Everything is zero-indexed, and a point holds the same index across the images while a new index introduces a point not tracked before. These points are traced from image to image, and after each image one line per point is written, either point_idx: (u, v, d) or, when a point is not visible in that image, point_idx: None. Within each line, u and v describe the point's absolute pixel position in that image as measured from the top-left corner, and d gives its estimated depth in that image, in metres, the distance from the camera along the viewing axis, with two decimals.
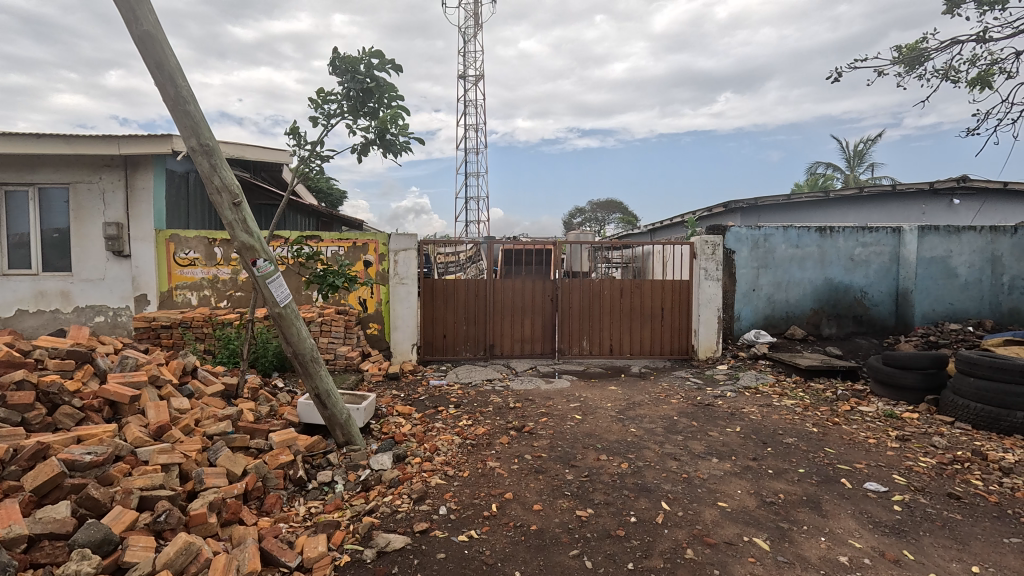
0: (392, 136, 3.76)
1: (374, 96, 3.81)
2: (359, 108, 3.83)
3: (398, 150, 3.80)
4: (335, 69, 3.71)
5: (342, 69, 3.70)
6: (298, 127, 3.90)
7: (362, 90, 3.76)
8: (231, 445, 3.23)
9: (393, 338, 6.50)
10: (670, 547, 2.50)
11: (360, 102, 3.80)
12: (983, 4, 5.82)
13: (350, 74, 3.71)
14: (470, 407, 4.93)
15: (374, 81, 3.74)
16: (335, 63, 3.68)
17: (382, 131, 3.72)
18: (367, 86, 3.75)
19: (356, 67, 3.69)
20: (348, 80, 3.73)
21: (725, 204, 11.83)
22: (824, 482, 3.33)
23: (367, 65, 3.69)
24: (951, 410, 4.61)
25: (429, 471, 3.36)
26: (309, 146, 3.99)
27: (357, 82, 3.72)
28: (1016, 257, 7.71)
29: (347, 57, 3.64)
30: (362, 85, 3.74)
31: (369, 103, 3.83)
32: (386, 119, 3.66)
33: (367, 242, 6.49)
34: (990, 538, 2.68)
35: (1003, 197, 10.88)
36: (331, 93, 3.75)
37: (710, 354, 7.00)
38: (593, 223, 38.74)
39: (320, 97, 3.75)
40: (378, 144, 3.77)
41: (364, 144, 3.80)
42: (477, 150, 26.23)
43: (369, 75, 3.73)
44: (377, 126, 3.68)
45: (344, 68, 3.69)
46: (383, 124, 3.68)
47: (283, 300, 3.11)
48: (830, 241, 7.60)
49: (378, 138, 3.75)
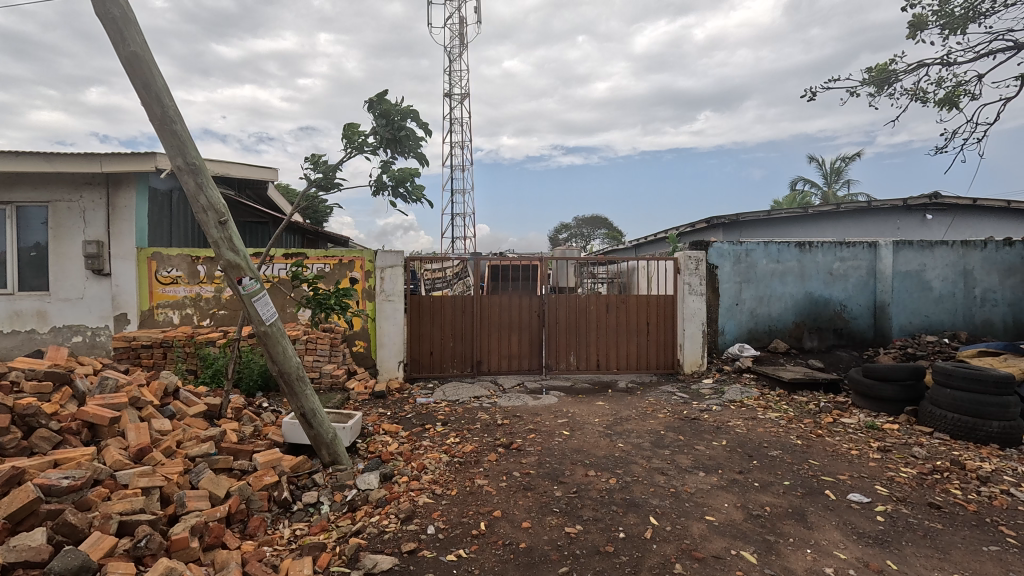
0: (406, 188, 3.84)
1: (399, 147, 3.87)
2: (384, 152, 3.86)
3: (408, 201, 3.88)
4: (371, 110, 3.75)
5: (379, 112, 3.75)
6: (321, 156, 3.95)
7: (392, 138, 3.80)
8: (214, 467, 3.17)
9: (379, 356, 6.46)
10: (659, 562, 2.50)
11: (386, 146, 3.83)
12: (945, 29, 6.09)
13: (384, 119, 3.76)
14: (457, 425, 4.89)
15: (406, 135, 3.81)
16: (373, 104, 3.72)
17: (397, 180, 3.77)
18: (398, 136, 3.81)
19: (392, 115, 3.76)
20: (381, 124, 3.76)
21: (708, 220, 12.05)
22: (809, 494, 3.37)
23: (403, 118, 3.77)
24: (929, 420, 4.70)
25: (416, 490, 3.33)
26: (326, 172, 4.01)
27: (389, 129, 3.77)
28: (988, 270, 7.96)
29: (387, 104, 3.71)
30: (393, 134, 3.80)
31: (394, 150, 3.88)
32: (407, 173, 3.74)
33: (353, 259, 6.48)
34: (970, 546, 2.73)
35: (974, 213, 11.29)
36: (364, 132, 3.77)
37: (695, 368, 7.10)
38: (579, 239, 39.06)
39: (352, 133, 3.77)
40: (391, 191, 3.81)
41: (377, 185, 3.81)
42: (462, 168, 26.40)
43: (403, 127, 3.80)
44: (395, 174, 3.74)
45: (381, 112, 3.74)
46: (401, 176, 3.75)
47: (268, 318, 3.08)
48: (809, 256, 7.77)
49: (392, 186, 3.80)
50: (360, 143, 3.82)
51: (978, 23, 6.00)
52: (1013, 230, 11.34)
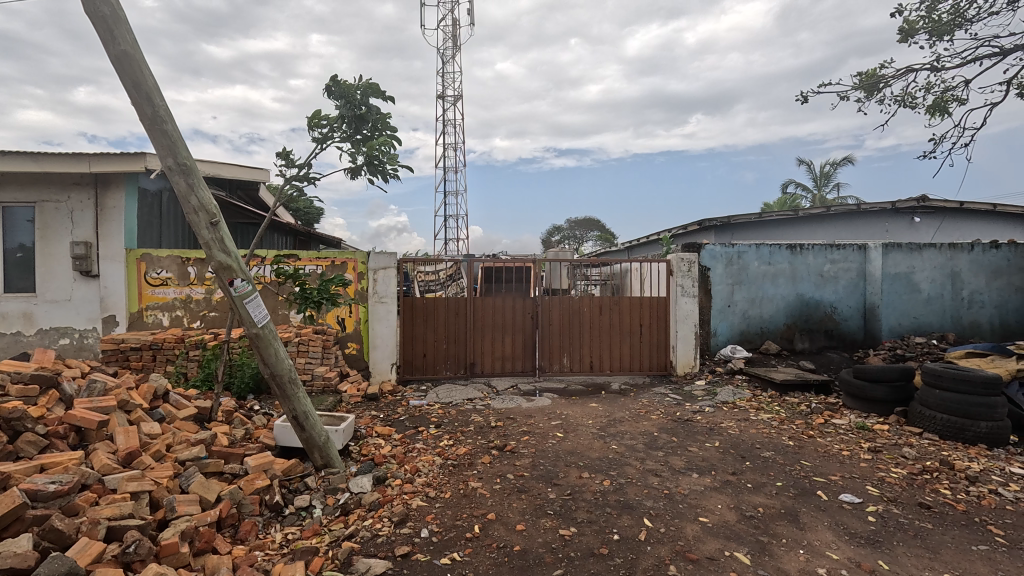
0: (380, 163, 3.78)
1: (364, 123, 3.85)
2: (351, 134, 3.83)
3: (385, 177, 3.82)
4: (330, 94, 3.75)
5: (337, 94, 3.74)
6: (290, 151, 3.91)
7: (354, 117, 3.78)
8: (204, 471, 3.13)
9: (372, 358, 6.42)
10: (653, 564, 2.50)
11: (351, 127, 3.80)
12: (932, 35, 6.17)
13: (344, 100, 3.75)
14: (451, 427, 4.87)
15: (368, 111, 3.79)
16: (330, 87, 3.72)
17: (371, 158, 3.74)
18: (360, 113, 3.79)
19: (350, 94, 3.73)
20: (341, 105, 3.75)
21: (700, 222, 12.17)
22: (801, 494, 3.39)
23: (362, 93, 3.74)
24: (919, 421, 4.76)
25: (410, 493, 3.31)
26: (298, 167, 3.97)
27: (350, 109, 3.75)
28: (975, 272, 8.07)
29: (343, 83, 3.69)
30: (355, 112, 3.78)
31: (360, 130, 3.86)
32: (377, 146, 3.68)
33: (345, 260, 6.45)
34: (960, 546, 2.76)
35: (960, 215, 11.47)
36: (326, 117, 3.76)
37: (688, 369, 7.12)
38: (572, 241, 39.14)
39: (315, 119, 3.76)
40: (366, 169, 3.77)
41: (352, 168, 3.78)
42: (456, 170, 26.35)
43: (363, 102, 3.77)
44: (368, 153, 3.71)
45: (340, 93, 3.72)
46: (373, 152, 3.70)
47: (260, 320, 3.05)
48: (800, 258, 7.84)
49: (367, 163, 3.76)
50: (326, 130, 3.81)
51: (965, 30, 6.09)
52: (1002, 232, 11.47)
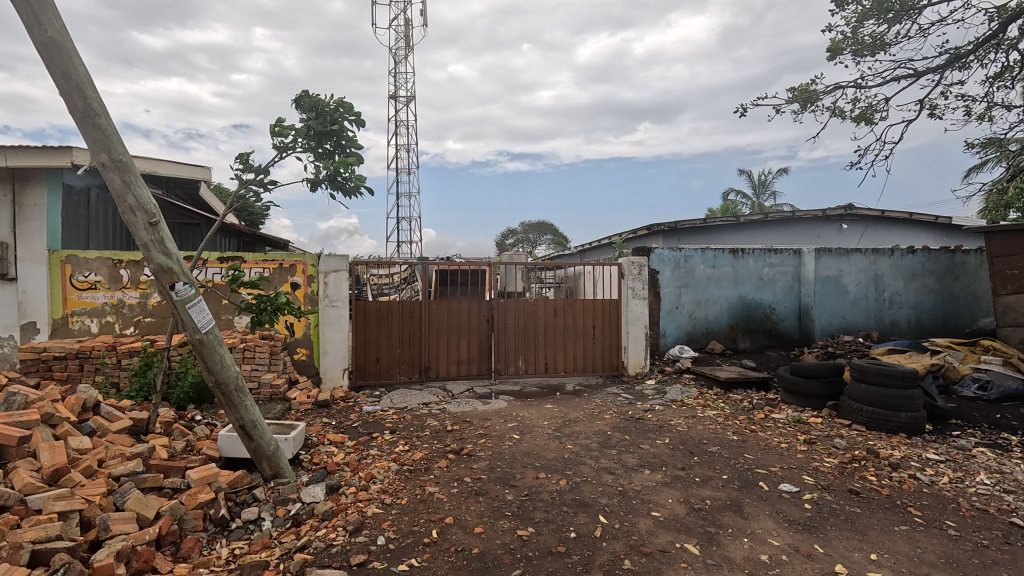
0: (343, 179, 3.67)
1: (331, 140, 3.75)
2: (315, 147, 3.72)
3: (347, 194, 3.72)
4: (300, 106, 3.66)
5: (307, 107, 3.66)
6: (248, 155, 3.75)
7: (322, 132, 3.69)
8: (142, 486, 2.95)
9: (323, 363, 6.25)
10: (609, 559, 2.57)
11: (316, 141, 3.69)
12: (858, 55, 6.67)
13: (314, 113, 3.67)
14: (406, 432, 4.80)
15: (337, 128, 3.71)
16: (300, 99, 3.63)
17: (333, 171, 3.63)
18: (329, 130, 3.71)
19: (321, 109, 3.66)
20: (311, 118, 3.66)
21: (649, 227, 12.58)
22: (745, 486, 3.57)
23: (334, 111, 3.68)
24: (848, 413, 5.12)
25: (365, 501, 3.24)
26: (255, 172, 3.81)
27: (319, 123, 3.67)
28: (894, 275, 8.77)
29: (315, 98, 3.62)
30: (323, 127, 3.69)
31: (325, 145, 3.75)
32: (342, 162, 3.58)
33: (294, 263, 6.22)
34: (885, 527, 3.00)
35: (882, 223, 12.42)
36: (291, 127, 3.65)
37: (639, 369, 7.35)
38: (526, 244, 39.41)
39: (280, 127, 3.63)
40: (327, 184, 3.65)
41: (312, 180, 3.66)
42: (409, 172, 25.98)
43: (335, 120, 3.70)
44: (330, 166, 3.60)
45: (310, 106, 3.65)
46: (337, 167, 3.59)
47: (204, 326, 2.91)
48: (742, 262, 8.26)
49: (329, 177, 3.64)
50: (290, 140, 3.69)
51: (885, 51, 6.61)
52: (917, 238, 12.53)
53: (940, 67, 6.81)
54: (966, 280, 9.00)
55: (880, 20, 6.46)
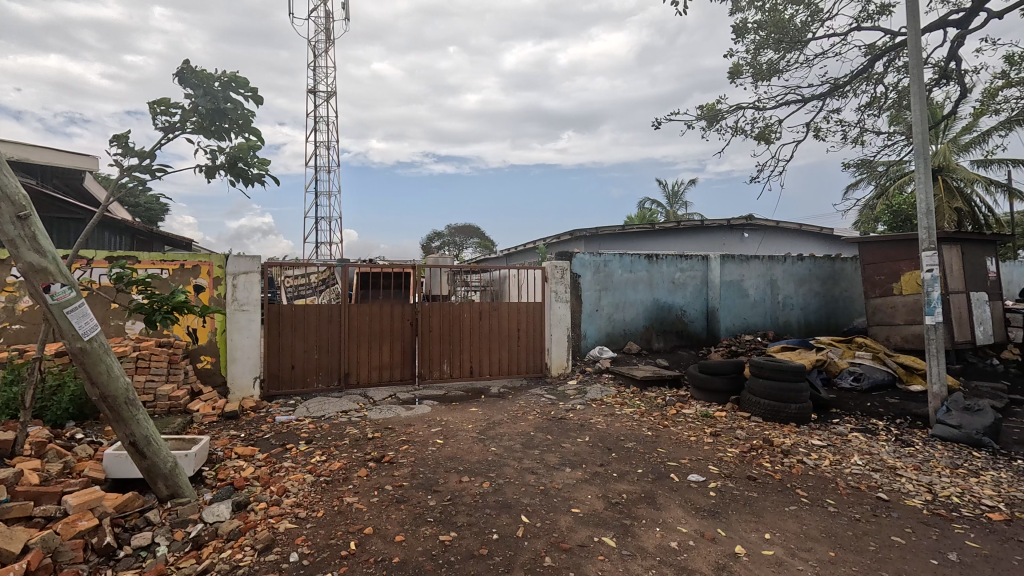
0: (245, 165, 3.41)
1: (226, 122, 3.45)
2: (207, 127, 3.43)
3: (250, 180, 3.47)
4: (183, 81, 3.33)
5: (192, 84, 3.33)
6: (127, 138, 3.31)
7: (212, 110, 3.38)
8: (6, 517, 2.57)
9: (230, 372, 5.81)
10: (530, 557, 2.62)
11: (208, 121, 3.40)
12: (756, 79, 7.32)
13: (202, 92, 3.34)
14: (324, 442, 4.59)
15: (231, 106, 3.42)
16: (183, 74, 3.31)
17: (233, 158, 3.37)
18: (221, 109, 3.40)
19: (211, 88, 3.34)
20: (199, 96, 3.34)
21: (572, 232, 12.99)
22: (658, 478, 3.78)
23: (225, 88, 3.36)
24: (749, 406, 5.58)
25: (277, 517, 3.05)
26: (138, 157, 3.38)
27: (209, 102, 3.35)
28: (787, 280, 9.70)
29: (201, 72, 3.30)
30: (213, 105, 3.38)
31: (218, 126, 3.45)
32: (243, 147, 3.33)
33: (198, 264, 5.75)
34: (778, 508, 3.30)
35: (777, 233, 13.70)
36: (178, 106, 3.30)
37: (562, 370, 7.55)
38: (452, 248, 39.15)
39: (162, 106, 3.27)
40: (227, 171, 3.38)
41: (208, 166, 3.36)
42: (329, 170, 24.93)
43: (226, 99, 3.40)
44: (230, 153, 3.33)
45: (196, 82, 3.33)
46: (237, 152, 3.34)
47: (87, 333, 2.60)
48: (656, 267, 8.76)
49: (228, 163, 3.36)
50: (177, 120, 3.36)
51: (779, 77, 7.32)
52: (806, 248, 13.93)
53: (823, 95, 7.66)
54: (845, 284, 10.16)
55: (774, 50, 7.15)
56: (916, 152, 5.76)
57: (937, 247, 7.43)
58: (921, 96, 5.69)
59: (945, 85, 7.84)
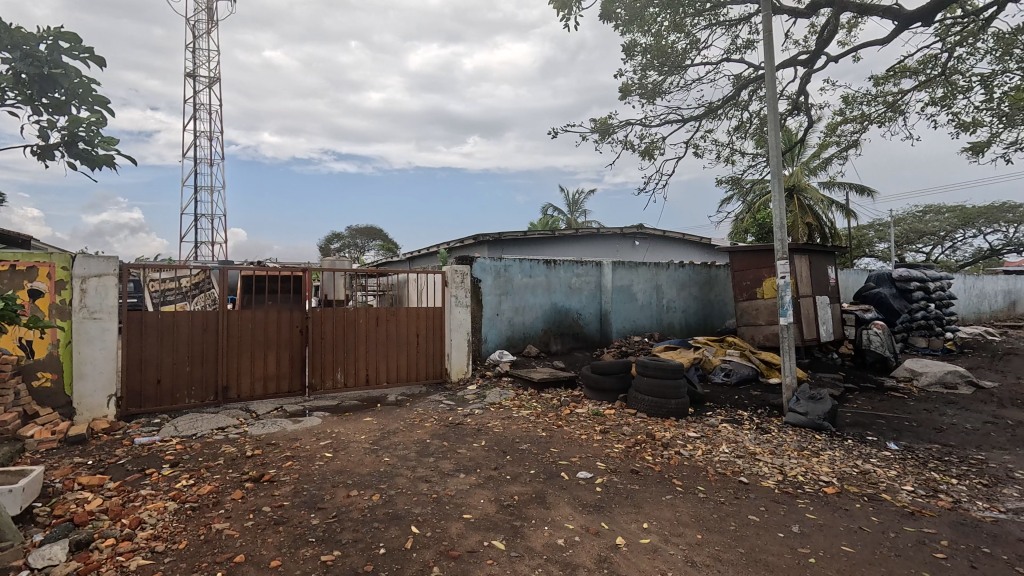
0: (86, 141, 3.32)
1: (54, 87, 3.27)
2: (29, 94, 3.20)
3: (97, 158, 3.39)
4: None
5: (6, 46, 3.10)
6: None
7: (36, 76, 3.19)
8: None
9: (77, 390, 5.03)
10: (418, 570, 2.56)
11: (31, 87, 3.19)
12: (644, 98, 7.89)
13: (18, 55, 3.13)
14: (193, 463, 4.14)
15: (58, 70, 3.24)
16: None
17: (72, 131, 3.24)
18: (45, 73, 3.21)
19: (35, 56, 3.18)
20: (15, 59, 3.12)
21: (475, 237, 13.05)
22: (549, 478, 3.89)
23: (49, 53, 3.23)
24: (635, 403, 5.96)
25: (128, 554, 2.69)
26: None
27: (28, 66, 3.15)
28: (671, 285, 10.54)
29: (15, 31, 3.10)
30: (36, 70, 3.19)
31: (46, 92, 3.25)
32: (81, 121, 3.23)
33: (34, 265, 4.92)
34: (656, 498, 3.55)
35: (664, 241, 14.84)
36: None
37: (462, 375, 7.52)
38: (352, 250, 37.54)
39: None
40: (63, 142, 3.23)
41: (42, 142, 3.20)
42: (212, 163, 22.75)
43: (50, 62, 3.23)
44: (66, 129, 3.23)
45: (9, 43, 3.11)
46: (72, 126, 3.22)
47: None
48: (554, 272, 9.07)
49: (63, 132, 3.23)
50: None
51: (663, 98, 7.95)
52: (688, 255, 15.25)
53: (700, 116, 8.44)
54: (719, 289, 11.27)
55: (658, 72, 7.75)
56: (772, 172, 6.56)
57: (790, 257, 8.51)
58: (776, 123, 6.48)
59: (797, 115, 9.02)
